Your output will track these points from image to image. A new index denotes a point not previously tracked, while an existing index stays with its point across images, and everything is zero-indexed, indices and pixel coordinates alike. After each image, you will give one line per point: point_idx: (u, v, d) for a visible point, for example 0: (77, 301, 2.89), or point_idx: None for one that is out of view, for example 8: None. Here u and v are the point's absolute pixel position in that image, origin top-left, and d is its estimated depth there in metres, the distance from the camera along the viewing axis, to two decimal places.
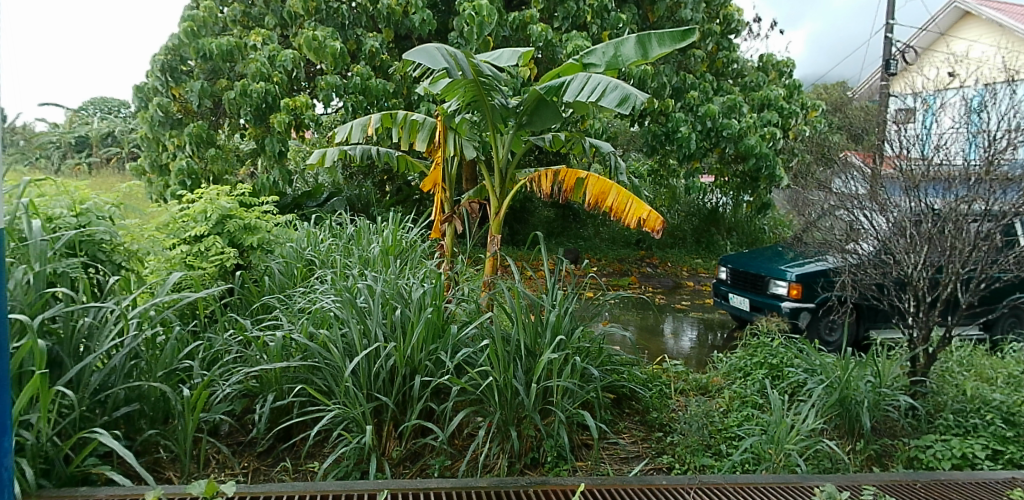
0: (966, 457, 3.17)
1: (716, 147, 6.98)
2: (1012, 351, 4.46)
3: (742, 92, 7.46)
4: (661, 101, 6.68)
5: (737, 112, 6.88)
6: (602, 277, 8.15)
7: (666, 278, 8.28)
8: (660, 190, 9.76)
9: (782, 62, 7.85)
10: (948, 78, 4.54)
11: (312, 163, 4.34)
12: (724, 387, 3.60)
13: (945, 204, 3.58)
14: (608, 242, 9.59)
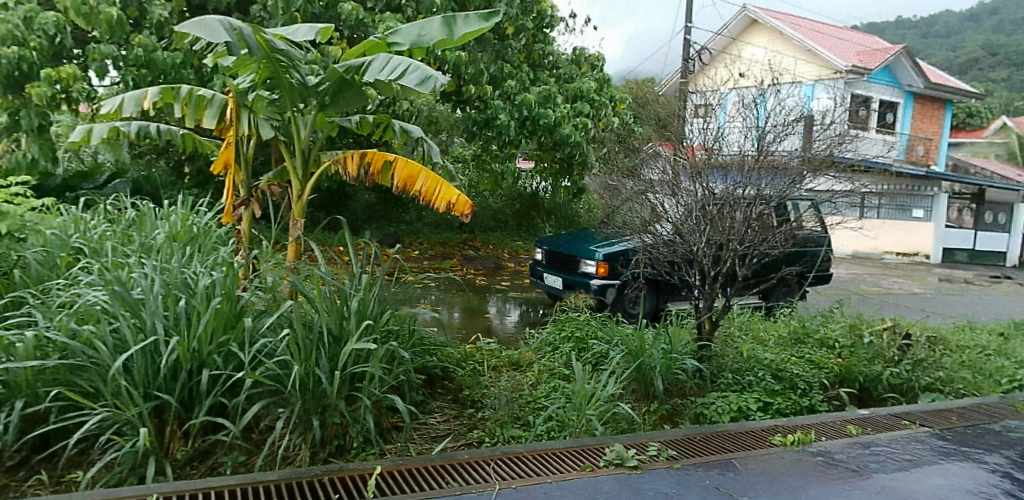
0: (740, 410, 3.65)
1: (533, 134, 7.32)
2: (783, 314, 5.33)
3: (556, 84, 7.85)
4: (479, 87, 6.82)
5: (553, 102, 7.21)
6: (423, 260, 8.38)
7: (488, 260, 8.64)
8: (483, 174, 10.14)
9: (594, 56, 8.36)
10: (730, 77, 5.11)
11: (73, 142, 3.87)
12: (534, 361, 3.80)
13: (725, 189, 4.00)
14: (431, 225, 9.81)
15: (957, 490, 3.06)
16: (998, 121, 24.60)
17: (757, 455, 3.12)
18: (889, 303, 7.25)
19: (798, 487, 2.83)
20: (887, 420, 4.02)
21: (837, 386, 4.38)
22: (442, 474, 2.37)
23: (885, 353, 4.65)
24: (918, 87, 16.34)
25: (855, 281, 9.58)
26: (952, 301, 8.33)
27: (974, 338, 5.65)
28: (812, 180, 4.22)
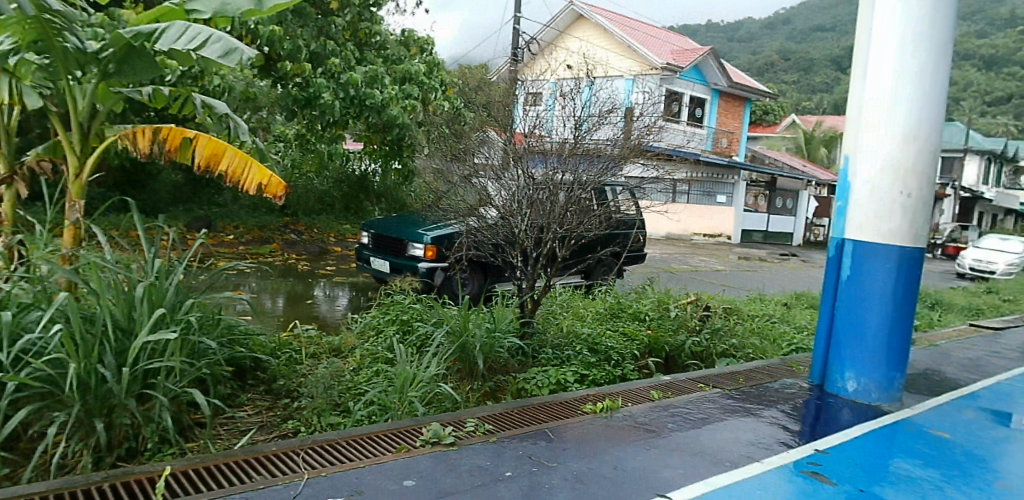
0: (559, 382, 4.02)
1: (360, 115, 7.29)
2: (601, 291, 5.72)
3: (385, 64, 8.03)
4: (295, 64, 6.73)
5: (379, 83, 7.28)
6: (239, 243, 8.33)
7: (312, 245, 8.73)
8: (307, 156, 10.25)
9: (423, 40, 8.73)
10: (550, 65, 5.37)
11: None
12: (356, 346, 3.81)
13: (544, 175, 4.27)
14: (248, 209, 9.94)
15: (733, 443, 3.72)
16: (789, 118, 28.13)
17: (568, 425, 3.52)
18: (696, 280, 8.03)
19: (603, 451, 3.29)
20: (687, 383, 4.49)
21: (646, 356, 4.78)
22: (249, 470, 2.44)
23: (688, 323, 5.17)
24: (723, 85, 18.26)
25: (670, 260, 10.57)
26: (745, 276, 9.48)
27: (764, 309, 6.46)
28: (624, 166, 4.57)
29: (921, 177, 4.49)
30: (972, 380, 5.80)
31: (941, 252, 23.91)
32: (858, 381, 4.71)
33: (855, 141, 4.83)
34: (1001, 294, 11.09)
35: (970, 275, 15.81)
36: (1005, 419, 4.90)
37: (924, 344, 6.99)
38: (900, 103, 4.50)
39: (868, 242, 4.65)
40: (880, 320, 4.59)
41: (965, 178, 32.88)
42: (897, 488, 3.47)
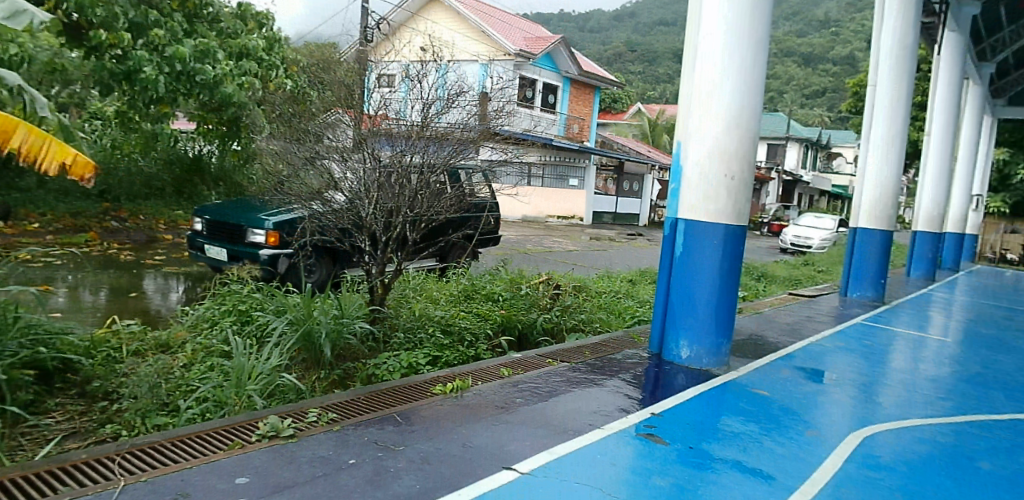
0: (411, 365, 4.12)
1: (191, 92, 7.50)
2: (454, 273, 5.85)
3: (217, 37, 8.34)
4: (114, 33, 6.61)
5: (210, 57, 7.61)
6: (49, 233, 7.84)
7: (137, 233, 8.51)
8: (132, 134, 9.61)
9: (260, 14, 9.23)
10: (395, 43, 5.32)
11: None
12: (187, 340, 3.81)
13: (391, 157, 4.28)
14: (59, 194, 9.02)
15: (577, 412, 3.98)
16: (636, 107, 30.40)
17: (416, 406, 3.65)
18: (548, 260, 8.38)
19: (451, 429, 3.45)
20: (535, 360, 4.67)
21: (500, 335, 4.91)
22: (64, 476, 2.44)
23: (540, 302, 5.40)
24: (574, 73, 19.20)
25: (525, 241, 10.97)
26: (595, 255, 10.01)
27: (611, 286, 6.83)
28: (474, 151, 4.68)
29: (741, 160, 4.95)
30: (788, 342, 6.56)
31: (768, 230, 26.63)
32: (691, 347, 5.14)
33: (687, 127, 5.23)
34: (815, 266, 12.59)
35: (792, 250, 17.71)
36: (815, 376, 5.60)
37: (749, 312, 7.78)
38: (724, 91, 4.92)
39: (697, 221, 5.07)
40: (708, 292, 5.04)
41: (787, 163, 36.86)
42: (720, 444, 3.89)
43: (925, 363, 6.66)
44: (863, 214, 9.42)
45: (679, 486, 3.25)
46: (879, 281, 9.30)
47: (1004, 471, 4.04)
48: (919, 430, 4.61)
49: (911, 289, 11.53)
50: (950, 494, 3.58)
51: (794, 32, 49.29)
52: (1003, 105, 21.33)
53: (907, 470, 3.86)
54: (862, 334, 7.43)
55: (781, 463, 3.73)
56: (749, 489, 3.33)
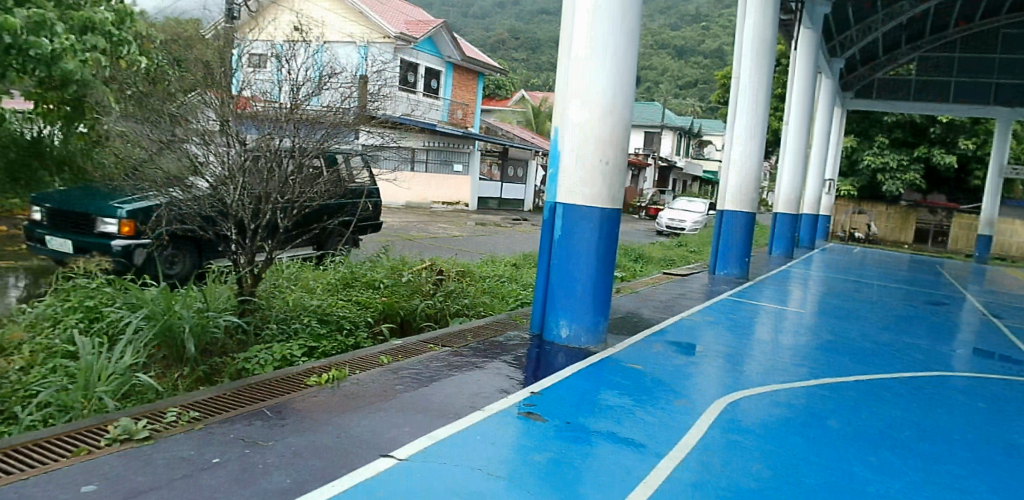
0: (285, 357, 4.02)
1: (24, 68, 7.03)
2: (331, 261, 5.78)
3: (57, 9, 7.58)
4: None
5: (48, 30, 7.00)
6: None
7: None
8: None
9: None
10: (261, 20, 5.04)
11: None
12: (24, 342, 3.49)
13: (257, 141, 4.09)
14: None
15: (458, 395, 4.01)
16: (518, 93, 32.11)
17: (290, 399, 3.55)
18: (429, 246, 8.39)
19: (326, 421, 3.37)
20: (417, 346, 4.69)
21: (380, 322, 4.91)
22: None
23: (423, 288, 5.42)
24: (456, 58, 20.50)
25: (407, 228, 10.95)
26: (480, 241, 10.13)
27: (495, 270, 6.94)
28: (348, 135, 4.59)
29: (614, 146, 5.15)
30: (662, 319, 6.96)
31: (647, 214, 28.61)
32: (570, 326, 5.31)
33: (564, 113, 5.36)
34: (688, 247, 13.41)
35: (667, 233, 18.72)
36: (686, 349, 5.96)
37: (627, 291, 8.16)
38: (598, 79, 5.09)
39: (575, 205, 5.22)
40: (586, 273, 5.23)
41: (662, 149, 38.99)
42: (596, 418, 4.05)
43: (783, 333, 7.29)
44: (728, 199, 10.05)
45: (556, 460, 3.36)
46: (742, 259, 9.97)
47: (845, 426, 4.51)
48: (775, 394, 5.05)
49: (772, 266, 12.53)
50: (799, 450, 3.95)
51: (669, 25, 52.09)
52: (851, 97, 23.55)
53: (763, 431, 4.21)
54: (729, 309, 8.00)
55: (651, 431, 3.96)
56: (623, 458, 3.51)
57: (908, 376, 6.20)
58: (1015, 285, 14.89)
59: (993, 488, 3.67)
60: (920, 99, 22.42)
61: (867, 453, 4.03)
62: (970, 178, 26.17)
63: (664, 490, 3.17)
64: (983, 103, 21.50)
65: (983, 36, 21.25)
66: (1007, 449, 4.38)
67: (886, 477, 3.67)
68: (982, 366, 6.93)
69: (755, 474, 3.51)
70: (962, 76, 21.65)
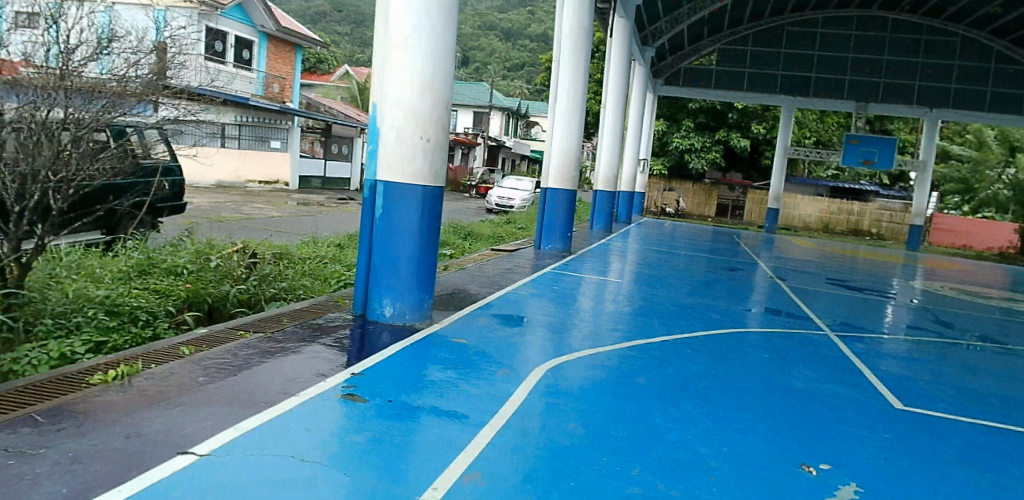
0: (64, 355, 3.63)
1: None
2: (123, 248, 5.35)
3: None
4: None
5: None
6: None
7: None
8: None
9: None
10: None
11: None
12: None
13: (18, 112, 3.62)
14: None
15: (270, 382, 3.86)
16: (341, 68, 32.72)
17: (69, 400, 3.22)
18: (241, 230, 8.01)
19: (113, 421, 3.08)
20: (225, 334, 4.47)
21: (184, 311, 4.63)
22: None
23: (233, 273, 5.20)
24: (270, 28, 20.77)
25: (218, 212, 10.31)
26: (300, 225, 9.80)
27: (317, 251, 6.85)
28: (136, 105, 4.26)
29: (435, 124, 5.16)
30: (488, 293, 7.18)
31: (476, 192, 29.59)
32: (394, 305, 5.29)
33: (382, 90, 5.26)
34: (516, 224, 13.95)
35: (497, 210, 19.35)
36: (510, 321, 6.21)
37: (455, 268, 8.31)
38: (417, 55, 5.05)
39: (395, 183, 5.17)
40: (409, 252, 5.24)
41: (492, 129, 40.06)
42: (419, 394, 4.09)
43: (602, 301, 7.85)
44: (552, 176, 10.58)
45: (376, 440, 3.35)
46: (566, 234, 10.58)
47: (652, 383, 4.97)
48: (593, 358, 5.43)
49: (595, 241, 13.39)
50: (610, 407, 4.30)
51: (493, 8, 53.74)
52: (661, 83, 25.60)
53: (579, 393, 4.51)
54: (553, 281, 8.45)
55: (472, 402, 4.08)
56: (444, 431, 3.57)
57: (708, 334, 6.98)
58: (795, 252, 17.27)
59: (769, 425, 4.26)
60: (719, 87, 24.90)
61: (670, 405, 4.48)
62: (760, 159, 29.77)
63: (484, 458, 3.28)
64: (769, 92, 24.45)
65: (769, 33, 24.35)
66: (783, 392, 5.10)
67: (684, 425, 4.11)
68: (768, 322, 7.98)
69: (570, 433, 3.75)
70: (753, 67, 24.49)
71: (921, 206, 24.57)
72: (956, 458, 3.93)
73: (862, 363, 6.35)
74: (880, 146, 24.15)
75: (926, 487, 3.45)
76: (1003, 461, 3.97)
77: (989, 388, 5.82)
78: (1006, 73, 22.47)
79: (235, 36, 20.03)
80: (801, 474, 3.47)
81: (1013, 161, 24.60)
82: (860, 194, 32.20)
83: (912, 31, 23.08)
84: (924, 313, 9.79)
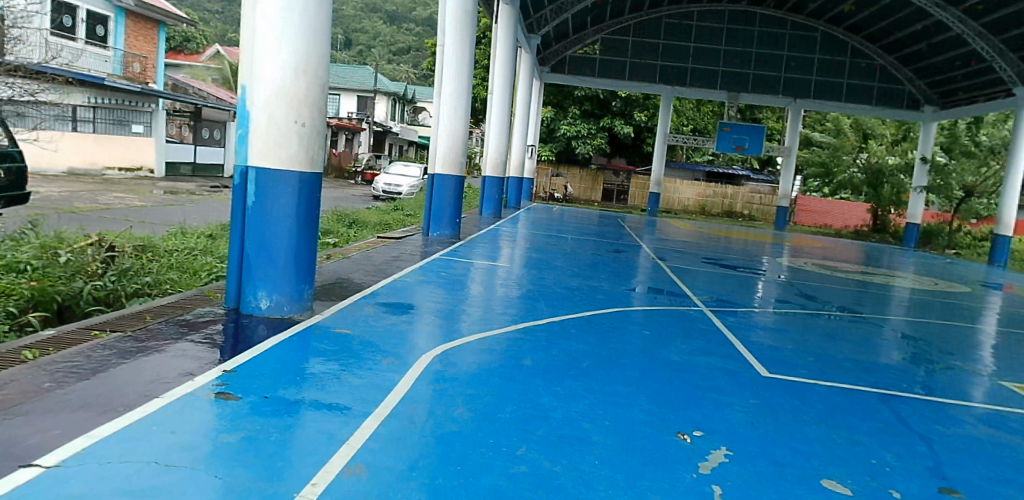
0: None
1: None
2: None
3: None
4: None
5: None
6: None
7: None
8: None
9: None
10: None
11: None
12: None
13: None
14: None
15: (129, 385, 3.62)
16: (211, 48, 31.03)
17: None
18: (96, 221, 7.50)
19: None
20: (76, 334, 4.18)
21: (28, 312, 4.29)
22: None
23: (89, 268, 4.92)
24: (128, 3, 19.47)
25: (69, 202, 9.52)
26: (166, 215, 9.24)
27: (185, 243, 6.66)
28: None
29: (312, 107, 5.00)
30: (374, 282, 7.06)
31: (362, 179, 29.00)
32: (270, 297, 5.10)
33: (253, 71, 5.00)
34: (404, 211, 13.83)
35: (384, 197, 19.06)
36: (397, 309, 6.15)
37: (339, 257, 8.11)
38: (290, 35, 4.84)
39: (269, 169, 4.96)
40: (285, 241, 5.06)
41: (376, 114, 39.40)
42: (298, 387, 3.96)
43: (491, 286, 7.95)
44: (439, 162, 10.55)
45: (250, 438, 3.21)
46: (453, 220, 10.64)
47: (539, 364, 5.10)
48: (482, 342, 5.49)
49: (485, 226, 13.49)
50: (498, 390, 4.36)
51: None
52: (547, 71, 25.95)
53: (468, 378, 4.54)
54: (442, 268, 8.43)
55: (356, 392, 4.00)
56: (325, 424, 3.48)
57: (594, 315, 7.25)
58: (676, 233, 18.26)
59: (649, 399, 4.50)
60: (602, 76, 25.74)
61: (556, 385, 4.62)
62: (643, 145, 31.14)
63: (368, 448, 3.23)
64: (651, 81, 25.58)
65: (648, 25, 25.41)
66: (661, 367, 5.40)
67: (568, 403, 4.25)
68: (650, 301, 8.41)
69: (457, 418, 3.76)
70: (634, 57, 25.51)
71: (787, 189, 26.62)
72: (813, 419, 4.34)
73: (734, 336, 6.85)
74: (750, 134, 25.94)
75: (786, 446, 3.78)
76: (852, 418, 4.43)
77: (843, 353, 6.47)
78: (858, 67, 24.90)
79: (87, 10, 18.60)
80: (677, 443, 3.69)
81: (865, 147, 27.15)
82: (733, 178, 34.56)
83: (779, 25, 24.97)
84: (789, 287, 10.72)
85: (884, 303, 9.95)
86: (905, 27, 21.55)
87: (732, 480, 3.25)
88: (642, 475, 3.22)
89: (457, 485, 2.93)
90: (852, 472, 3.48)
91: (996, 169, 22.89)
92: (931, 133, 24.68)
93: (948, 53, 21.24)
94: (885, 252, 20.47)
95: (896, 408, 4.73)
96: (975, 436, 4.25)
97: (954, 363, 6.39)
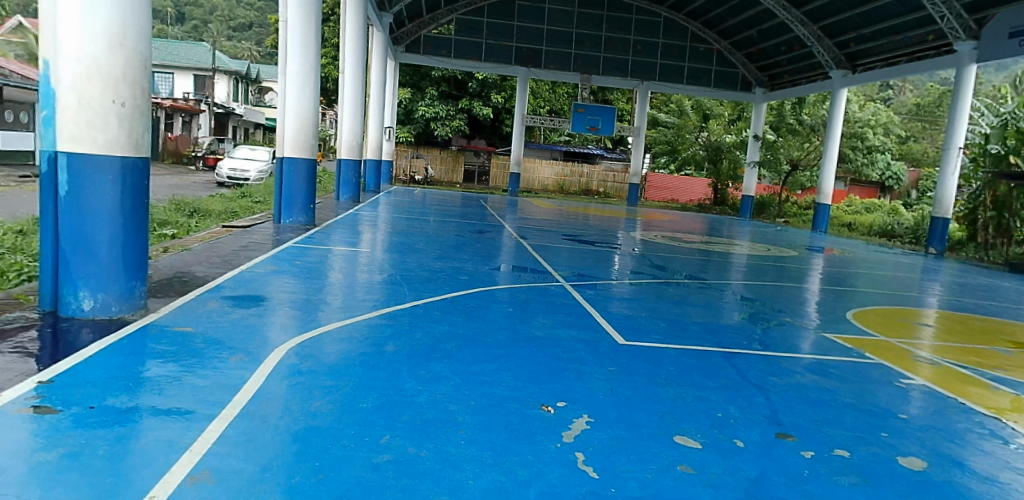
0: None
1: None
2: None
3: None
4: None
5: None
6: None
7: None
8: None
9: None
10: None
11: None
12: None
13: None
14: None
15: None
16: (13, 19, 27.37)
17: None
18: None
19: None
20: None
21: None
22: None
23: None
24: None
25: None
26: None
27: None
28: None
29: (131, 85, 4.55)
30: (218, 274, 6.62)
31: (205, 163, 27.01)
32: (93, 297, 4.62)
33: (54, 44, 4.43)
34: (252, 197, 13.08)
35: (229, 184, 17.86)
36: (246, 302, 5.80)
37: (177, 249, 7.52)
38: (97, 5, 4.34)
39: (81, 155, 4.45)
40: (110, 234, 4.59)
41: (217, 94, 36.64)
42: (131, 394, 3.61)
43: (350, 272, 7.73)
44: (288, 145, 10.08)
45: (73, 454, 2.89)
46: (307, 205, 10.26)
47: (402, 348, 5.04)
48: (341, 331, 5.33)
49: (342, 211, 13.08)
50: (361, 379, 4.24)
51: None
52: (402, 51, 25.32)
53: (326, 369, 4.36)
54: (295, 256, 8.05)
55: (198, 393, 3.71)
56: (164, 430, 3.21)
57: (459, 295, 7.31)
58: (537, 213, 18.74)
59: (513, 375, 4.61)
60: (459, 57, 25.79)
61: (419, 369, 4.59)
62: (501, 126, 31.63)
63: (213, 452, 3.02)
64: (506, 63, 26.02)
65: (502, 6, 25.67)
66: (527, 343, 5.53)
67: (432, 385, 4.25)
68: (515, 279, 8.60)
69: (316, 412, 3.61)
70: (489, 38, 25.78)
71: (638, 166, 28.26)
72: (664, 381, 4.68)
73: (594, 308, 7.22)
74: (602, 115, 27.11)
75: (641, 409, 4.04)
76: (699, 377, 4.82)
77: (690, 317, 7.04)
78: (698, 51, 26.86)
79: None
80: (541, 415, 3.83)
81: (705, 126, 29.44)
82: (589, 157, 36.27)
83: (625, 11, 26.16)
84: (643, 259, 11.42)
85: (724, 269, 10.95)
86: (739, 15, 23.58)
87: (594, 445, 3.43)
88: (508, 450, 3.30)
89: (317, 481, 2.83)
90: (700, 426, 3.81)
91: (816, 145, 25.70)
92: (761, 112, 27.19)
93: (775, 38, 23.50)
94: (725, 223, 22.32)
95: (736, 364, 5.22)
96: (801, 383, 4.82)
97: (784, 320, 7.18)
